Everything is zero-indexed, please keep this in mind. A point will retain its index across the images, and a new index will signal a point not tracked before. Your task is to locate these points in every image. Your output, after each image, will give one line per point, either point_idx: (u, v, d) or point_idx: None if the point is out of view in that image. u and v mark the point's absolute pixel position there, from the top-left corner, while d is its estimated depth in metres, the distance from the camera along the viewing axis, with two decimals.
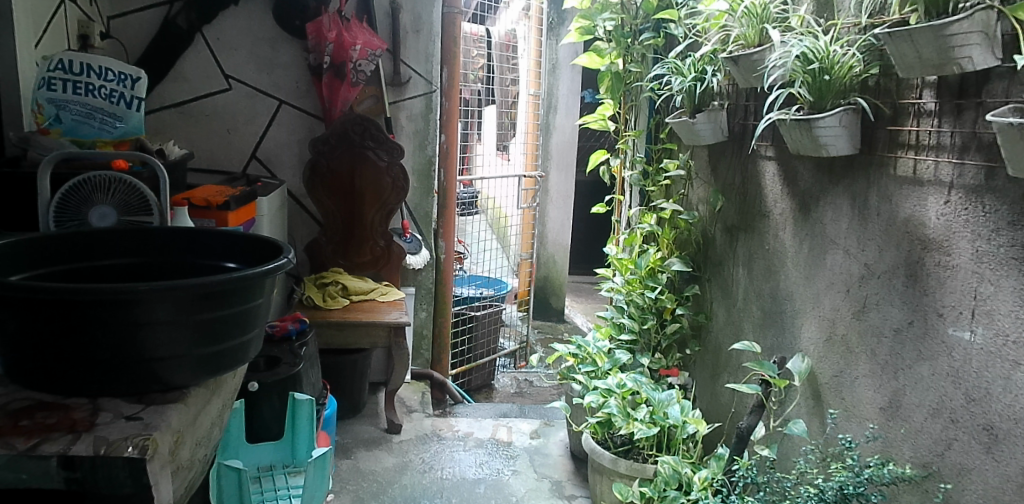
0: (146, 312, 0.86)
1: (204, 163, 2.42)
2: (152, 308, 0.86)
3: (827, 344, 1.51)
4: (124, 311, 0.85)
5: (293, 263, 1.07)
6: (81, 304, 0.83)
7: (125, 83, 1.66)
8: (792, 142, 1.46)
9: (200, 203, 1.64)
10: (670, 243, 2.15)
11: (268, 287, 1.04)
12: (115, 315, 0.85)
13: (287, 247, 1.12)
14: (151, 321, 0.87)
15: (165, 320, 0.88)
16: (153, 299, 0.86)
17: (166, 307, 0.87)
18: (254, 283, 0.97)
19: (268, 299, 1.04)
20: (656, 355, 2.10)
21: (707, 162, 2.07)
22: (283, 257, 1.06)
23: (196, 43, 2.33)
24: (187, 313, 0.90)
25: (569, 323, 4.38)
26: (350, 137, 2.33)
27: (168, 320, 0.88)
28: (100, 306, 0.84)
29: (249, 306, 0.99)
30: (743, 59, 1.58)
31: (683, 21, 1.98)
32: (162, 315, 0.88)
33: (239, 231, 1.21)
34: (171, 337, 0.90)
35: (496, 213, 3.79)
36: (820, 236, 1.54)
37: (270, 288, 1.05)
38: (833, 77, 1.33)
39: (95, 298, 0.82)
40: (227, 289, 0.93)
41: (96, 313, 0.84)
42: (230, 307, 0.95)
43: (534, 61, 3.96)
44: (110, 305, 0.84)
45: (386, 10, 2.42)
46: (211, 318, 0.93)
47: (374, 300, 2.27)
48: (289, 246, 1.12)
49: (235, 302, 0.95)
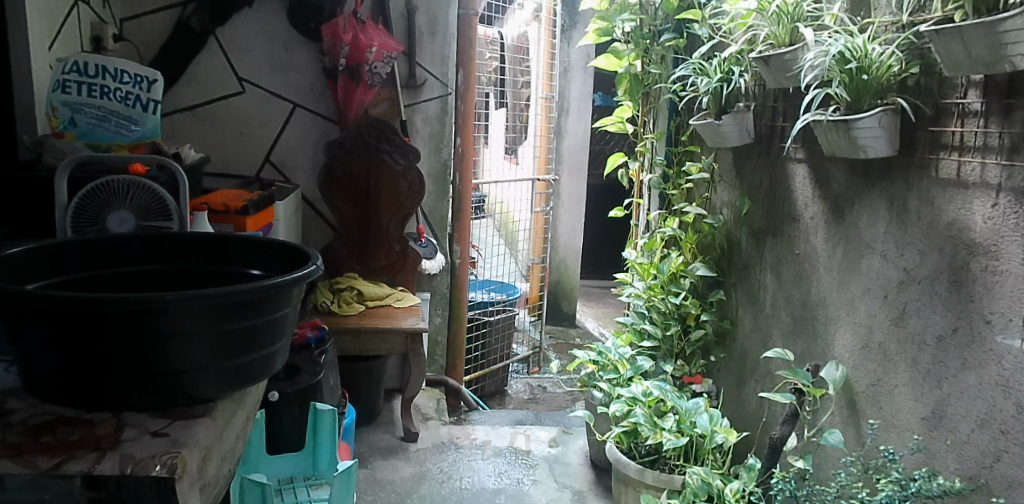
0: (172, 322, 0.82)
1: (217, 167, 2.39)
2: (180, 317, 0.83)
3: (863, 353, 1.46)
4: (151, 321, 0.81)
5: (322, 271, 1.04)
6: (108, 315, 0.79)
7: (141, 86, 1.63)
8: (827, 144, 1.42)
9: (217, 207, 1.57)
10: (692, 247, 2.11)
11: (295, 296, 1.00)
12: (142, 326, 0.81)
13: (314, 253, 1.09)
14: (179, 332, 0.84)
15: (193, 331, 0.85)
16: (181, 309, 0.82)
17: (193, 317, 0.84)
18: (282, 293, 0.94)
19: (295, 308, 1.01)
20: (679, 362, 2.06)
21: (732, 166, 2.02)
22: (311, 265, 1.03)
23: (209, 45, 2.30)
24: (214, 323, 0.86)
25: (581, 328, 4.34)
26: (365, 140, 2.29)
27: (195, 330, 0.85)
28: (126, 317, 0.80)
29: (276, 315, 0.96)
30: (774, 59, 1.54)
31: (707, 21, 1.94)
32: (189, 326, 0.84)
33: (264, 238, 1.17)
34: (198, 349, 0.86)
35: (504, 217, 3.78)
36: (855, 240, 1.49)
37: (297, 296, 1.01)
38: (872, 76, 1.29)
39: (122, 309, 0.79)
40: (257, 299, 0.89)
41: (122, 323, 0.80)
42: (259, 317, 0.92)
43: (545, 64, 3.83)
44: (137, 315, 0.80)
45: (402, 11, 2.39)
46: (238, 328, 0.89)
47: (389, 306, 2.24)
48: (317, 252, 1.09)
49: (263, 311, 0.92)
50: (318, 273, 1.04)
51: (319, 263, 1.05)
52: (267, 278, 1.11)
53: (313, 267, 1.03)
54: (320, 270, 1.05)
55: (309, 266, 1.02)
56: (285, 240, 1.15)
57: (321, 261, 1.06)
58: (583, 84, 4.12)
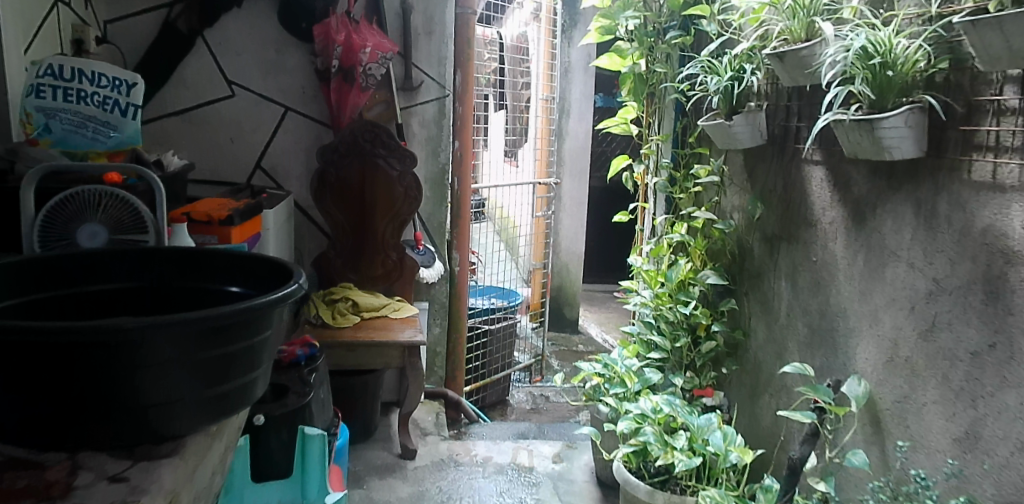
0: (143, 352, 0.75)
1: (206, 174, 2.30)
2: (154, 345, 0.75)
3: (889, 368, 1.37)
4: (121, 351, 0.73)
5: (306, 290, 0.96)
6: (73, 345, 0.71)
7: (120, 89, 1.55)
8: (849, 145, 1.33)
9: (201, 216, 1.47)
10: (702, 254, 2.02)
11: (277, 318, 0.93)
12: (111, 357, 0.73)
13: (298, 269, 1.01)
14: (153, 362, 0.76)
15: (168, 360, 0.77)
16: (157, 336, 0.75)
17: (167, 346, 0.76)
18: (266, 315, 0.87)
19: (276, 332, 0.93)
20: (690, 374, 1.97)
21: (742, 169, 1.93)
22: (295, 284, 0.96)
23: (197, 47, 2.22)
24: (188, 352, 0.78)
25: (584, 334, 4.24)
26: (360, 144, 2.20)
27: (170, 359, 0.77)
28: (93, 348, 0.72)
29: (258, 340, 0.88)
30: (790, 54, 1.45)
31: (716, 17, 1.84)
32: (161, 355, 0.76)
33: (245, 252, 1.09)
34: (170, 382, 0.78)
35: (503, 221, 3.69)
36: (878, 247, 1.40)
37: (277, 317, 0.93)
38: (896, 73, 1.21)
39: (90, 338, 0.71)
40: (238, 322, 0.82)
41: (89, 355, 0.72)
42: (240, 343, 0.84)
43: (545, 64, 3.79)
44: (106, 345, 0.72)
45: (397, 11, 2.30)
46: (215, 355, 0.81)
47: (386, 317, 2.15)
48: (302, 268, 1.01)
49: (245, 336, 0.85)
50: (302, 293, 0.96)
51: (303, 282, 0.97)
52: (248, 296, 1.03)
53: (296, 285, 0.95)
54: (303, 288, 0.97)
55: (291, 284, 0.94)
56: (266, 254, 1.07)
57: (305, 279, 0.98)
58: (584, 85, 4.02)
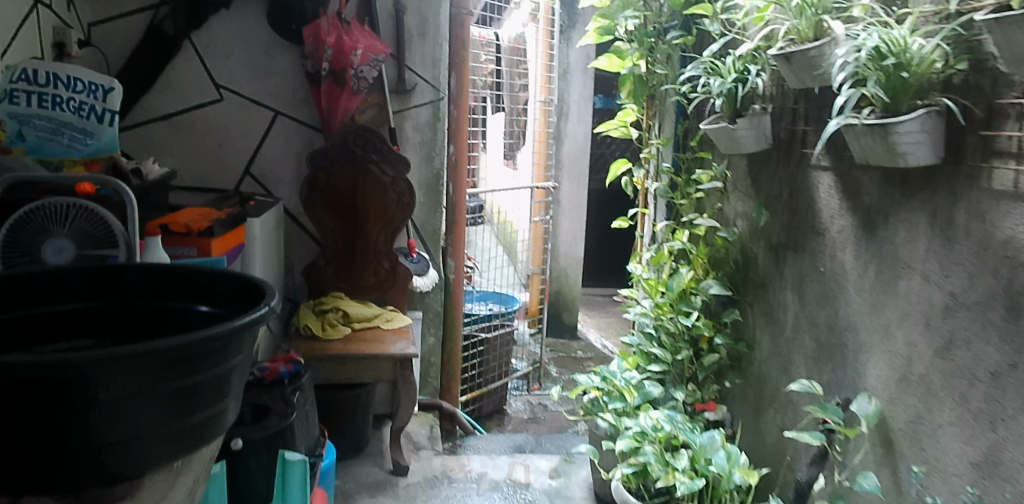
0: (96, 388, 0.69)
1: (194, 180, 2.24)
2: (111, 379, 0.70)
3: (902, 385, 1.30)
4: (73, 387, 0.68)
5: (276, 313, 0.90)
6: (19, 383, 0.66)
7: (96, 95, 1.49)
8: (860, 151, 1.26)
9: (178, 228, 1.41)
10: (704, 262, 1.94)
11: (245, 344, 0.87)
12: (62, 394, 0.68)
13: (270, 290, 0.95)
14: (109, 397, 0.71)
15: (126, 395, 0.72)
16: (113, 370, 0.70)
17: (125, 379, 0.71)
18: (233, 340, 0.82)
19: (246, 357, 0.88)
20: (691, 388, 1.91)
21: (746, 174, 1.86)
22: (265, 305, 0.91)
23: (184, 50, 2.15)
24: (146, 385, 0.73)
25: (583, 340, 4.17)
26: (351, 149, 2.14)
27: (129, 393, 0.72)
28: (42, 385, 0.67)
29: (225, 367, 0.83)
30: (798, 55, 1.38)
31: (719, 16, 1.78)
32: (119, 390, 0.71)
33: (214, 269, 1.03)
34: (128, 418, 0.73)
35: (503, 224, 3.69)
36: (891, 258, 1.33)
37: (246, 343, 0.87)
38: (912, 74, 1.14)
39: (38, 375, 0.66)
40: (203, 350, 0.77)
41: (38, 393, 0.67)
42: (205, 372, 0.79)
43: (544, 65, 3.69)
44: (56, 381, 0.67)
45: (390, 12, 2.23)
46: (175, 387, 0.76)
47: (377, 327, 2.09)
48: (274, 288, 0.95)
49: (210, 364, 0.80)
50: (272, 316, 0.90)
51: (274, 304, 0.91)
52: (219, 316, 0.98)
53: (266, 308, 0.89)
54: (273, 311, 0.91)
55: (260, 308, 0.88)
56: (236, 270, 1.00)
57: (276, 301, 0.92)
58: (583, 87, 3.94)
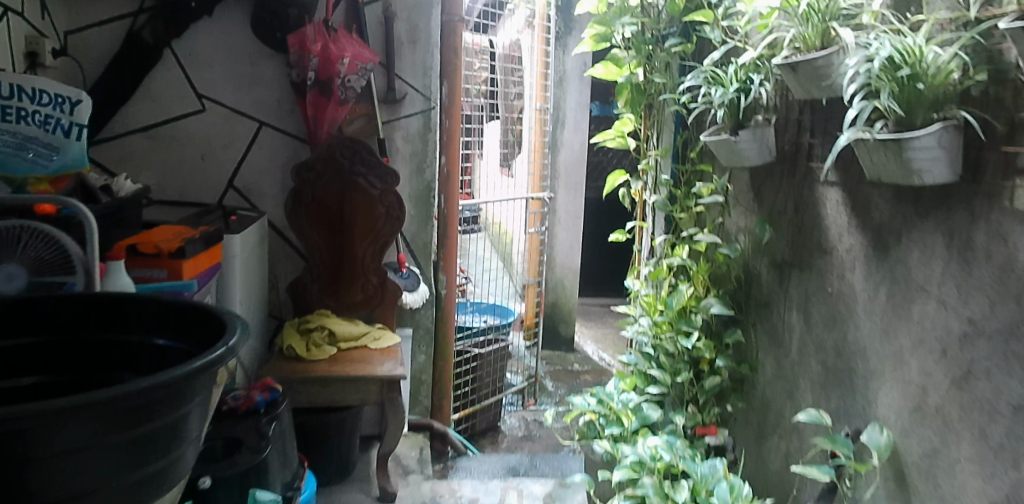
0: (38, 444, 0.66)
1: (176, 194, 2.15)
2: (59, 433, 0.67)
3: (916, 416, 1.22)
4: (18, 443, 0.65)
5: (235, 354, 0.83)
6: None
7: (62, 108, 1.39)
8: (872, 167, 1.18)
9: (148, 249, 1.32)
10: (705, 279, 1.87)
11: (202, 384, 0.81)
12: (5, 450, 0.65)
13: (231, 326, 0.87)
14: (56, 451, 0.67)
15: (76, 448, 0.68)
16: (60, 423, 0.66)
17: (73, 433, 0.68)
18: (194, 381, 0.79)
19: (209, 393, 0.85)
20: (691, 411, 1.82)
21: (749, 188, 1.79)
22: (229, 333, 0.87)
23: (165, 59, 2.07)
24: (91, 438, 0.69)
25: (580, 353, 4.09)
26: (339, 162, 2.05)
27: (79, 446, 0.69)
28: None
29: (187, 409, 0.80)
30: (805, 64, 1.31)
31: (720, 23, 1.71)
32: (68, 443, 0.68)
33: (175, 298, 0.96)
34: (76, 473, 0.69)
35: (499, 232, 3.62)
36: (904, 281, 1.26)
37: (203, 383, 0.82)
38: (928, 86, 1.07)
39: None
40: (161, 395, 0.74)
41: None
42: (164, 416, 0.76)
43: (540, 73, 3.59)
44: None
45: (379, 18, 2.15)
46: (125, 439, 0.72)
47: (365, 347, 2.00)
48: (236, 325, 0.87)
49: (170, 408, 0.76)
50: (230, 357, 0.83)
51: (232, 345, 0.83)
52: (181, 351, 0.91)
53: (223, 349, 0.82)
54: (233, 351, 0.83)
55: (215, 349, 0.81)
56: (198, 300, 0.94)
57: (235, 339, 0.85)
58: (579, 94, 3.87)
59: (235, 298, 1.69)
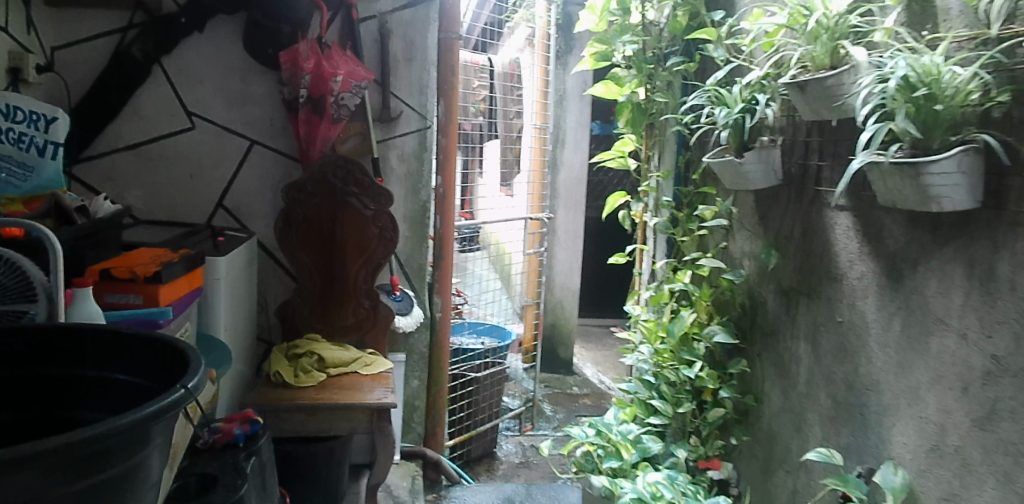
0: None
1: (163, 214, 2.08)
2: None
3: (933, 457, 1.14)
4: None
5: (195, 395, 0.77)
6: None
7: (37, 124, 1.35)
8: (886, 192, 1.12)
9: (121, 274, 1.24)
10: (708, 306, 1.80)
11: (162, 428, 0.76)
12: None
13: (194, 364, 0.82)
14: None
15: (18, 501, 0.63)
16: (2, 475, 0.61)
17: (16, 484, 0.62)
18: (152, 426, 0.73)
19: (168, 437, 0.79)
20: (693, 442, 1.76)
21: (754, 211, 1.72)
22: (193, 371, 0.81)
23: (155, 76, 2.01)
24: (37, 490, 0.64)
25: (579, 375, 4.01)
26: (330, 182, 1.99)
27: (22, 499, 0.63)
28: None
29: (143, 455, 0.74)
30: (813, 84, 1.25)
31: (723, 41, 1.66)
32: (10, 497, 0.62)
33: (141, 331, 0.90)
34: None
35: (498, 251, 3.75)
36: (920, 312, 1.19)
37: (164, 426, 0.77)
38: (947, 106, 1.01)
39: None
40: (114, 442, 0.69)
41: None
42: (118, 464, 0.70)
43: (539, 92, 3.46)
44: None
45: (374, 35, 2.10)
46: (73, 490, 0.67)
47: (355, 374, 1.92)
48: (199, 364, 0.81)
49: (124, 455, 0.71)
50: (189, 400, 0.77)
51: (191, 386, 0.77)
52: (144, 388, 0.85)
53: (181, 392, 0.76)
54: (193, 392, 0.78)
55: (171, 392, 0.75)
56: (169, 336, 0.88)
57: (197, 379, 0.79)
58: (579, 113, 3.81)
59: (219, 323, 1.62)
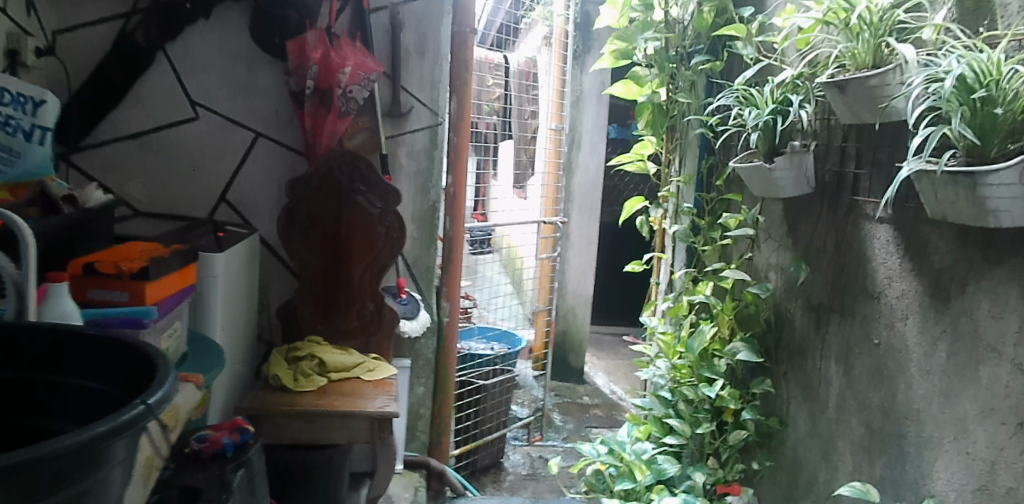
0: None
1: (164, 207, 1.99)
2: None
3: (983, 497, 1.05)
4: None
5: (155, 413, 0.67)
6: None
7: (24, 109, 1.29)
8: (937, 205, 1.02)
9: (107, 268, 1.17)
10: (730, 320, 1.70)
11: (123, 445, 0.67)
12: None
13: (162, 378, 0.72)
14: None
15: None
16: None
17: None
18: (107, 448, 0.64)
19: (132, 455, 0.70)
20: (712, 466, 1.66)
21: (782, 220, 1.62)
22: (163, 383, 0.72)
23: (158, 63, 1.92)
24: None
25: (590, 384, 3.91)
26: (336, 178, 1.91)
27: None
28: None
29: (99, 480, 0.65)
30: (854, 84, 1.15)
31: (754, 38, 1.54)
32: None
33: (113, 335, 0.81)
34: None
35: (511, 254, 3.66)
36: (969, 337, 1.09)
37: (126, 441, 0.68)
38: (1008, 111, 0.91)
39: None
40: (55, 469, 0.59)
41: None
42: (64, 492, 0.61)
43: (556, 91, 3.39)
44: None
45: (386, 27, 2.02)
46: None
47: (357, 379, 1.84)
48: (166, 377, 0.72)
49: (74, 481, 0.62)
50: (147, 419, 0.67)
51: (151, 403, 0.67)
52: (114, 399, 0.77)
53: (138, 408, 0.66)
54: (154, 410, 0.68)
55: (128, 408, 0.65)
56: (145, 343, 0.80)
57: (159, 395, 0.69)
58: (596, 115, 3.70)
59: (215, 323, 1.54)
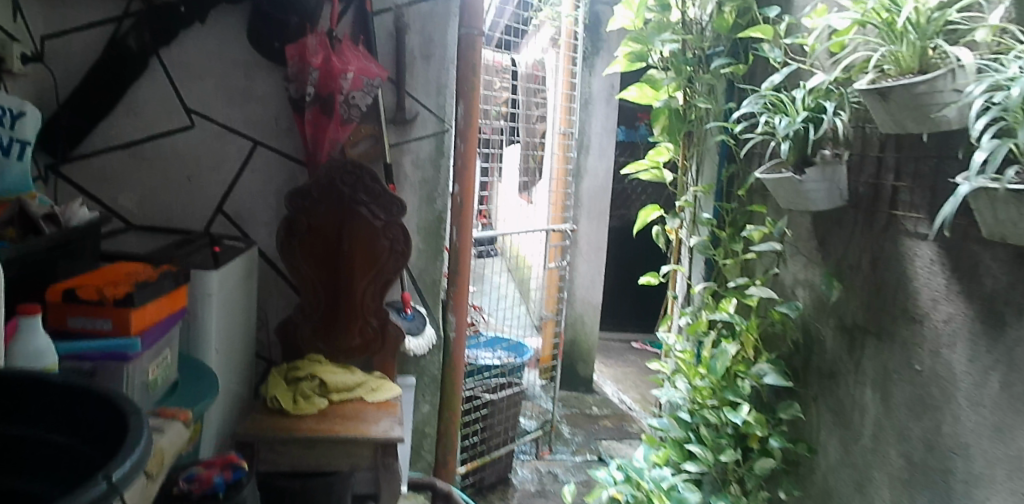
0: None
1: (158, 220, 1.90)
2: None
3: None
4: None
5: (121, 490, 0.58)
6: None
7: (3, 121, 1.24)
8: (995, 227, 0.92)
9: (89, 294, 1.08)
10: (756, 340, 1.62)
11: None
12: None
13: (133, 444, 0.63)
14: None
15: None
16: None
17: None
18: None
19: None
20: (734, 496, 1.58)
21: (811, 234, 1.53)
22: (135, 449, 0.63)
23: (151, 69, 1.83)
24: None
25: (599, 394, 3.82)
26: (337, 189, 1.81)
27: None
28: None
29: None
30: (898, 91, 1.05)
31: (782, 40, 1.45)
32: None
33: (89, 384, 0.72)
34: None
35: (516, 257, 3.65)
36: None
37: None
38: None
39: None
40: None
41: None
42: None
43: (564, 94, 3.33)
44: None
45: (390, 29, 1.93)
46: None
47: (358, 401, 1.75)
48: (139, 442, 0.63)
49: None
50: (113, 498, 0.58)
51: (117, 478, 0.58)
52: (85, 459, 0.68)
53: (101, 486, 0.57)
54: (120, 487, 0.59)
55: (89, 487, 0.56)
56: (128, 400, 0.71)
57: (128, 467, 0.60)
58: (606, 118, 3.60)
59: (209, 346, 1.44)
